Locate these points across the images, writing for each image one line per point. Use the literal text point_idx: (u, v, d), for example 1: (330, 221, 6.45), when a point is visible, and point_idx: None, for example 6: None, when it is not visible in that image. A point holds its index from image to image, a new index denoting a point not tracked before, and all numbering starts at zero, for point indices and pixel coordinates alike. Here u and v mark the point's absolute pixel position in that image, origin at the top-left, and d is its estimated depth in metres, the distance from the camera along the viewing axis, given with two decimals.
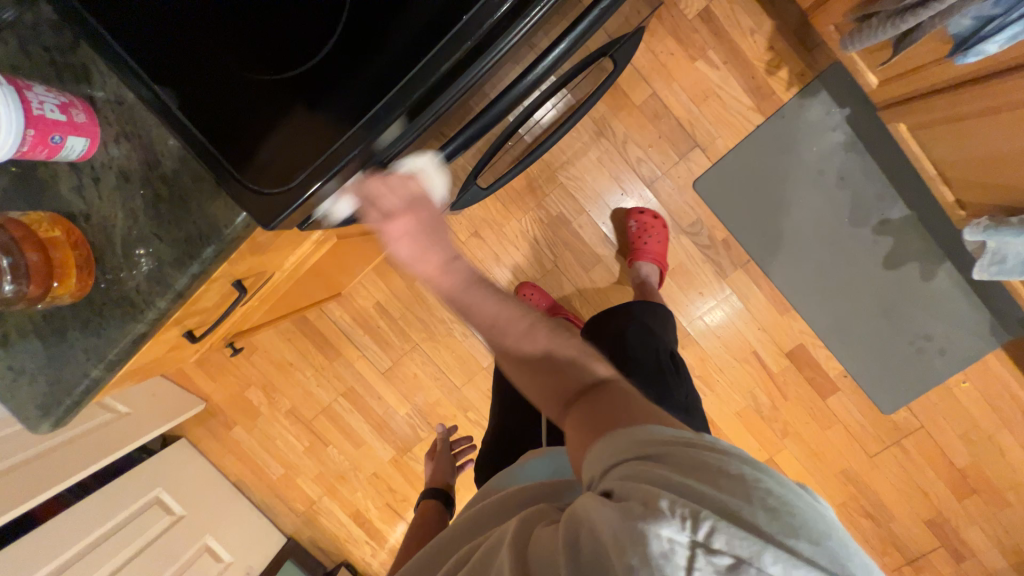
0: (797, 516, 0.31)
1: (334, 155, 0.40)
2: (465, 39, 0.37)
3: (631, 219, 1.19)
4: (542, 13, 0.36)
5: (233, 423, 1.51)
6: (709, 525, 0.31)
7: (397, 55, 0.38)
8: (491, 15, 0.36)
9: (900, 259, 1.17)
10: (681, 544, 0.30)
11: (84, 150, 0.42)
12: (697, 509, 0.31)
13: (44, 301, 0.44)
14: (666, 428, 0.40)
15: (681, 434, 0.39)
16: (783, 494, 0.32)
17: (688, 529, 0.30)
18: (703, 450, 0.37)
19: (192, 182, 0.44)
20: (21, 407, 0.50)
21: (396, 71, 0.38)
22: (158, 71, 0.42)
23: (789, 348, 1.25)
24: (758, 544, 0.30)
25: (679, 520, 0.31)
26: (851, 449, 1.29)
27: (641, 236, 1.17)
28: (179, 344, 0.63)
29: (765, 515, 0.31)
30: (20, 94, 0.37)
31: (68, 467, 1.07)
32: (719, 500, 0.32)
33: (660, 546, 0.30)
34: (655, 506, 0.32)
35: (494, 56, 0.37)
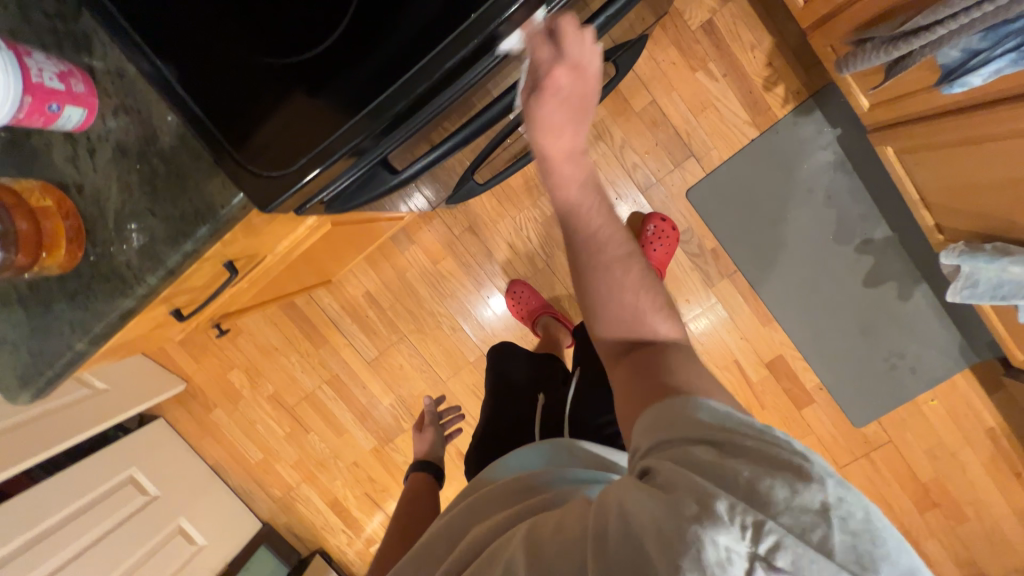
0: (871, 545, 0.32)
1: (335, 144, 0.40)
2: (471, 38, 0.37)
3: (649, 223, 1.19)
4: (550, 15, 0.37)
5: (213, 405, 1.49)
6: (772, 539, 0.32)
7: (402, 47, 0.38)
8: (499, 13, 0.37)
9: (879, 278, 1.21)
10: (740, 553, 0.31)
11: (81, 121, 0.42)
12: (762, 520, 0.32)
13: (32, 271, 0.43)
14: (723, 413, 0.42)
15: (740, 422, 0.40)
16: (864, 517, 0.32)
17: (748, 539, 0.32)
18: (766, 448, 0.37)
19: (190, 160, 0.44)
20: (2, 376, 0.50)
21: (400, 63, 0.38)
22: (161, 46, 0.42)
23: (768, 358, 1.28)
24: (830, 570, 0.31)
25: (739, 529, 0.32)
26: (822, 459, 1.33)
27: (653, 241, 1.17)
28: (166, 323, 0.63)
29: (841, 541, 0.31)
30: (20, 60, 0.36)
31: (40, 442, 1.05)
32: (790, 514, 0.32)
33: (717, 554, 0.31)
34: (714, 510, 0.32)
35: (500, 53, 0.38)
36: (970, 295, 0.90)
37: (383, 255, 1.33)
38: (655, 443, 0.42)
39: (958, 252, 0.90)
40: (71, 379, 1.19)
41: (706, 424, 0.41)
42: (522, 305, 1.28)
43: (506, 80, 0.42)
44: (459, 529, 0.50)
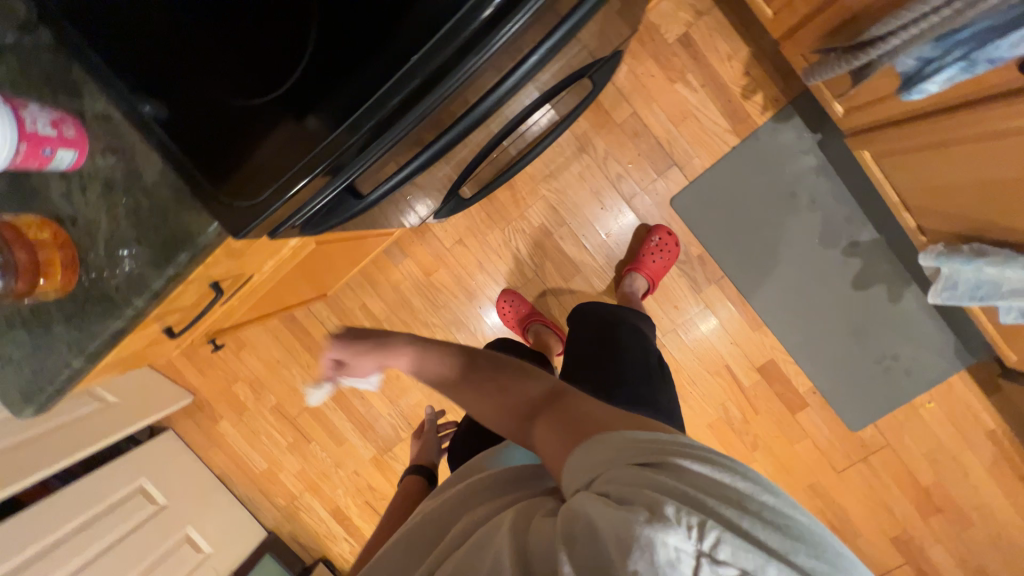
0: (794, 532, 0.36)
1: (300, 174, 0.44)
2: (415, 75, 0.39)
3: (655, 235, 1.23)
4: (492, 53, 0.38)
5: (219, 417, 1.55)
6: (715, 535, 0.34)
7: (353, 87, 0.41)
8: (441, 52, 0.38)
9: (868, 280, 1.20)
10: (688, 552, 0.33)
11: (72, 162, 0.47)
12: (704, 519, 0.35)
13: (31, 296, 0.48)
14: (649, 433, 0.43)
15: (669, 440, 0.42)
16: (781, 509, 0.37)
17: (694, 538, 0.34)
18: (702, 461, 0.39)
19: (170, 194, 0.49)
20: (8, 392, 0.55)
21: (351, 102, 0.41)
22: (142, 92, 0.46)
23: (759, 363, 1.29)
24: (762, 557, 0.34)
25: (686, 529, 0.34)
26: (819, 464, 1.32)
27: (653, 252, 1.21)
28: (161, 341, 0.67)
29: (766, 529, 0.35)
30: (16, 112, 0.41)
31: (56, 453, 1.11)
32: (728, 515, 0.36)
33: (667, 554, 0.33)
34: (663, 514, 0.34)
35: (446, 90, 0.39)
36: (957, 299, 0.90)
37: (378, 269, 1.38)
38: (592, 470, 0.41)
39: (937, 257, 0.90)
40: (84, 393, 1.26)
41: (644, 443, 0.41)
42: (512, 313, 1.31)
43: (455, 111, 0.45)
44: (447, 519, 0.51)
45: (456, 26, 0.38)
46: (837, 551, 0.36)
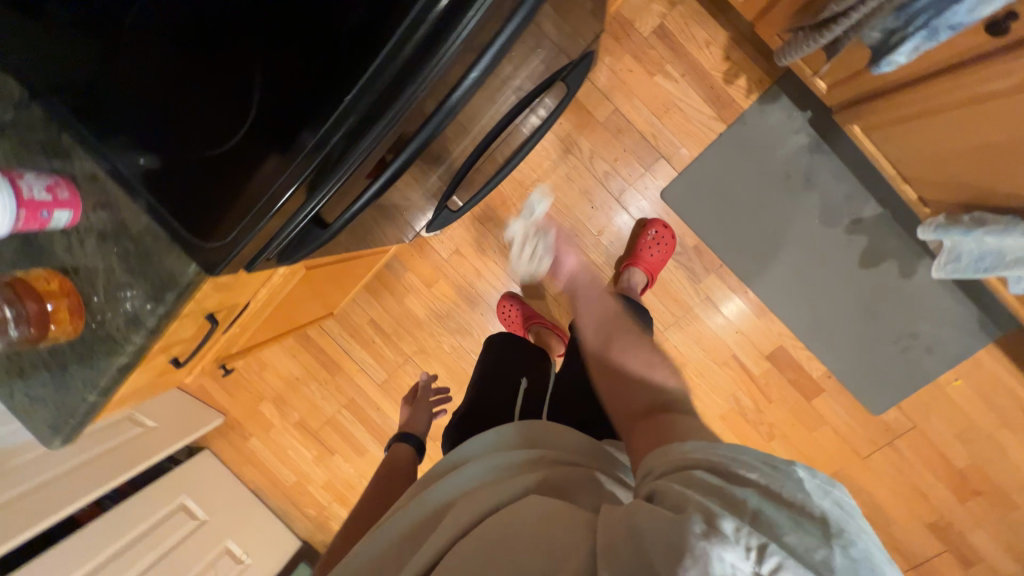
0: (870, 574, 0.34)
1: (265, 207, 0.49)
2: (349, 116, 0.44)
3: (651, 228, 1.21)
4: (411, 96, 0.43)
5: (249, 434, 1.64)
6: (776, 561, 0.34)
7: (292, 132, 0.46)
8: (362, 96, 0.43)
9: (876, 256, 1.16)
10: (744, 570, 0.33)
11: (70, 220, 0.53)
12: (765, 542, 0.35)
13: (46, 340, 0.55)
14: (731, 452, 0.44)
15: (754, 463, 0.42)
16: (860, 546, 0.35)
17: (752, 558, 0.34)
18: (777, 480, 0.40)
19: (153, 240, 0.54)
20: (38, 427, 0.62)
21: (292, 146, 0.46)
22: (121, 152, 0.52)
23: (768, 350, 1.25)
24: None
25: (745, 549, 0.34)
26: (842, 451, 1.27)
27: (651, 246, 1.20)
28: (171, 371, 0.73)
29: (839, 562, 0.34)
30: (14, 184, 0.47)
31: (101, 476, 1.21)
32: (792, 540, 0.36)
33: (723, 568, 0.33)
34: (721, 529, 0.35)
35: (378, 131, 0.45)
36: (955, 272, 0.87)
37: (381, 284, 1.43)
38: (671, 458, 0.47)
39: (935, 230, 0.87)
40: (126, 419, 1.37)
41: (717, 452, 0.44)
42: (512, 318, 1.33)
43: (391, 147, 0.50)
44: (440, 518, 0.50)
45: (384, 65, 0.42)
46: None
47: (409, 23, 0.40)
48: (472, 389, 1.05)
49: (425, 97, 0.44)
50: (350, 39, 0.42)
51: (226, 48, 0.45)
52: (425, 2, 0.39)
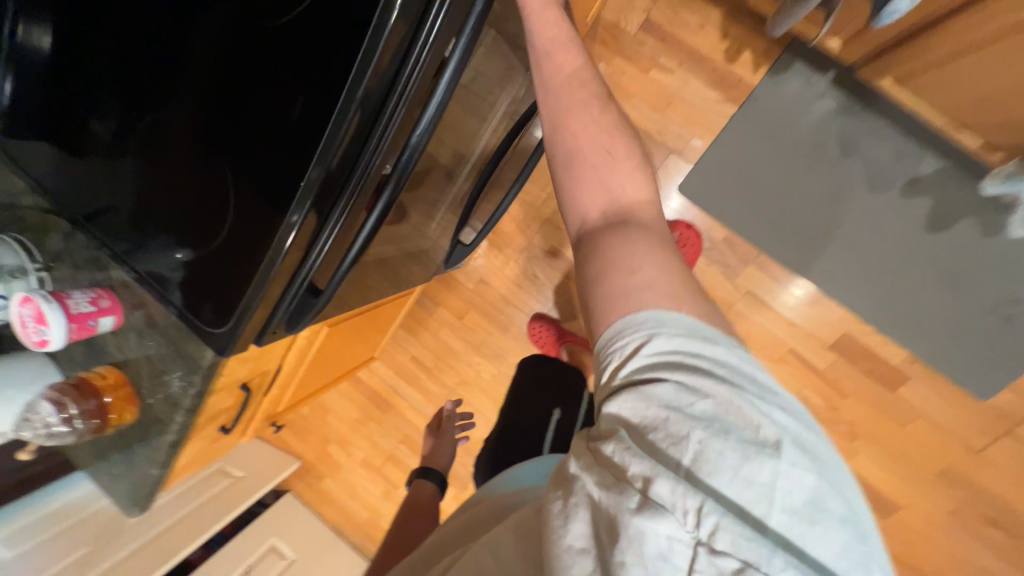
0: (808, 515, 0.35)
1: (258, 287, 0.55)
2: (309, 194, 0.50)
3: (674, 231, 1.12)
4: (364, 167, 0.50)
5: (323, 475, 1.76)
6: (712, 524, 0.33)
7: (270, 219, 0.52)
8: (314, 175, 0.49)
9: (947, 217, 1.00)
10: (683, 540, 0.33)
11: (115, 323, 0.61)
12: (705, 507, 0.34)
13: (109, 428, 0.65)
14: (680, 339, 0.40)
15: (701, 384, 0.39)
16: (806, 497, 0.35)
17: (690, 525, 0.34)
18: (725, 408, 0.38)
19: (178, 331, 0.61)
20: (120, 499, 0.71)
21: (270, 229, 0.53)
22: (145, 259, 0.60)
23: (832, 340, 1.11)
24: (765, 548, 0.33)
25: (685, 520, 0.34)
26: (947, 445, 1.09)
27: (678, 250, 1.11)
28: (222, 437, 0.81)
29: (781, 518, 0.34)
30: (64, 302, 0.57)
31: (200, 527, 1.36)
32: (729, 492, 0.35)
33: (659, 546, 0.33)
34: (659, 501, 0.34)
35: (344, 202, 0.52)
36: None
37: (417, 322, 1.48)
38: (619, 368, 0.41)
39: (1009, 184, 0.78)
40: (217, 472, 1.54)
41: (665, 349, 0.40)
42: (544, 339, 1.31)
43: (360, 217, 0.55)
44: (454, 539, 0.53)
45: (329, 147, 0.48)
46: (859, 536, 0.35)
47: (340, 107, 0.46)
48: (502, 412, 1.04)
49: (378, 162, 0.50)
50: (302, 134, 0.49)
51: (215, 163, 0.53)
52: (351, 87, 0.45)
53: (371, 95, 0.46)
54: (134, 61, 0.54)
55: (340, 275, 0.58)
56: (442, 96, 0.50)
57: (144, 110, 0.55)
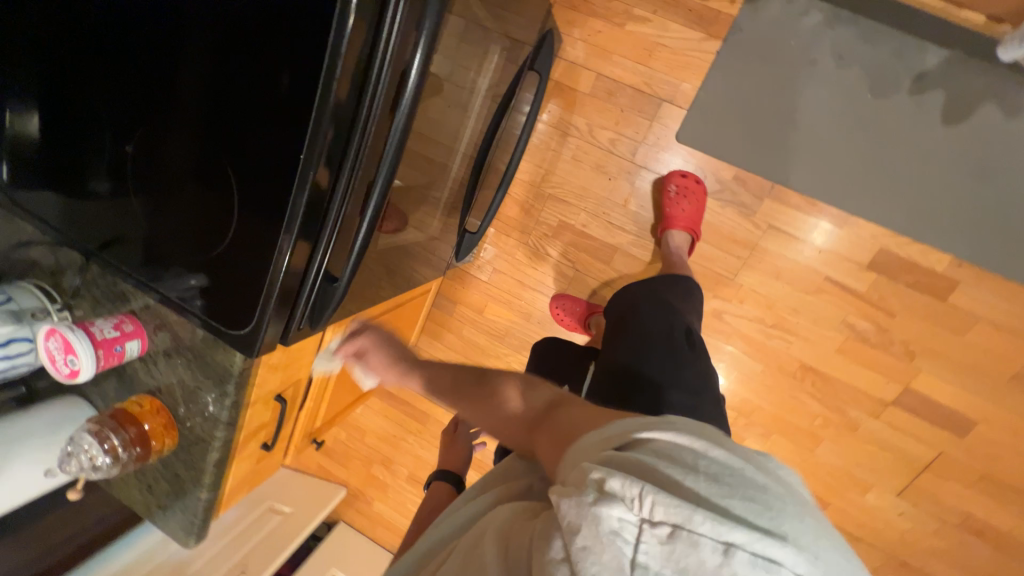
0: (728, 480, 0.37)
1: (269, 293, 0.54)
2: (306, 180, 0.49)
3: (670, 183, 1.12)
4: (355, 153, 0.50)
5: (372, 499, 1.74)
6: (650, 500, 0.36)
7: (275, 211, 0.51)
8: (303, 171, 0.49)
9: (963, 108, 0.95)
10: (631, 522, 0.36)
11: (140, 347, 0.61)
12: (641, 486, 0.36)
13: (154, 454, 0.63)
14: (610, 428, 0.43)
15: (637, 428, 0.42)
16: (726, 465, 0.38)
17: (635, 508, 0.36)
18: (653, 428, 0.41)
19: (204, 343, 0.60)
20: (176, 532, 0.70)
21: (277, 221, 0.52)
22: (161, 277, 0.59)
23: (868, 258, 1.06)
24: (689, 509, 0.35)
25: (627, 500, 0.36)
26: (1013, 345, 1.02)
27: (677, 200, 1.09)
28: (265, 456, 0.79)
29: (705, 487, 0.37)
30: (88, 329, 0.57)
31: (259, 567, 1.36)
32: (664, 474, 0.37)
33: (610, 525, 0.35)
34: (606, 489, 0.37)
35: (341, 194, 0.52)
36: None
37: (438, 325, 1.46)
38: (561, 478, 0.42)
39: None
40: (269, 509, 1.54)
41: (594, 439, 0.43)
42: (568, 317, 1.28)
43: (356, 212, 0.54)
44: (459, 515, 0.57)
45: (319, 138, 0.47)
46: (781, 496, 0.37)
47: (321, 87, 0.46)
48: None
49: (371, 144, 0.50)
50: (290, 122, 0.48)
51: (213, 161, 0.53)
52: (329, 63, 0.45)
53: (345, 73, 0.45)
54: (120, 80, 0.54)
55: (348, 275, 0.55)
56: (420, 84, 0.48)
57: (136, 128, 0.55)
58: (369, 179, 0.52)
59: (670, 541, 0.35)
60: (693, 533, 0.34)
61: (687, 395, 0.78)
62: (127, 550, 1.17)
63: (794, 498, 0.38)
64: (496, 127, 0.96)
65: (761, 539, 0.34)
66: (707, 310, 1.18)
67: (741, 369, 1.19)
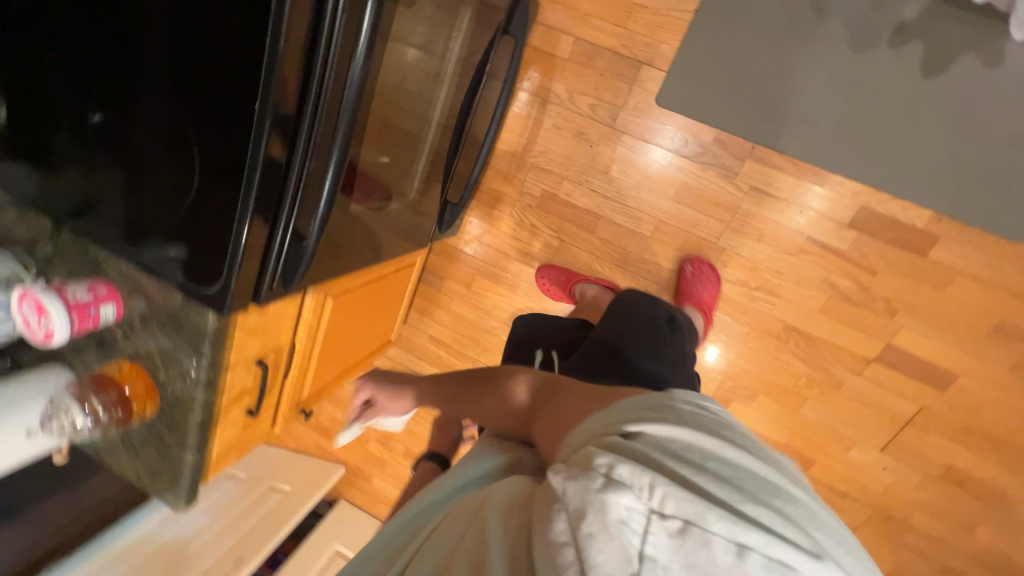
0: (740, 484, 0.38)
1: (232, 253, 0.55)
2: (261, 139, 0.49)
3: (686, 264, 1.17)
4: (309, 110, 0.50)
5: (370, 476, 1.77)
6: (662, 492, 0.36)
7: (233, 168, 0.51)
8: (257, 130, 0.49)
9: (942, 59, 0.94)
10: (640, 511, 0.35)
11: (116, 312, 0.61)
12: (653, 477, 0.36)
13: (136, 417, 0.66)
14: (602, 411, 0.47)
15: (635, 412, 0.44)
16: (736, 468, 0.39)
17: (645, 497, 0.36)
18: (649, 418, 0.43)
19: (176, 306, 0.61)
20: (165, 496, 0.72)
21: (237, 178, 0.52)
22: (130, 242, 0.60)
23: (850, 216, 1.07)
24: (702, 506, 0.35)
25: (638, 489, 0.36)
26: (993, 298, 1.03)
27: (693, 281, 1.14)
28: (251, 424, 0.80)
29: (718, 489, 0.37)
30: (61, 292, 0.57)
31: (255, 543, 1.43)
32: (676, 471, 0.38)
33: (618, 513, 0.35)
34: (617, 476, 0.37)
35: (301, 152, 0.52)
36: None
37: (427, 301, 1.47)
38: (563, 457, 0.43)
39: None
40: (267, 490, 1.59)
41: (598, 424, 0.45)
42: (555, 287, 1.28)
43: (320, 168, 0.54)
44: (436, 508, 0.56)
45: (274, 92, 0.47)
46: (791, 501, 0.38)
47: (270, 43, 0.45)
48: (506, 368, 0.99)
49: (327, 100, 0.50)
50: (241, 75, 0.47)
51: (169, 120, 0.52)
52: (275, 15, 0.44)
53: (296, 24, 0.45)
54: (73, 41, 0.53)
55: (315, 228, 0.56)
56: (376, 33, 0.49)
57: (93, 90, 0.55)
58: (331, 135, 0.53)
59: (681, 537, 0.34)
60: (706, 531, 0.34)
61: (661, 365, 0.80)
62: (133, 530, 1.22)
63: (811, 509, 0.38)
64: (471, 93, 0.96)
65: (784, 549, 0.34)
66: None
67: (725, 333, 1.20)
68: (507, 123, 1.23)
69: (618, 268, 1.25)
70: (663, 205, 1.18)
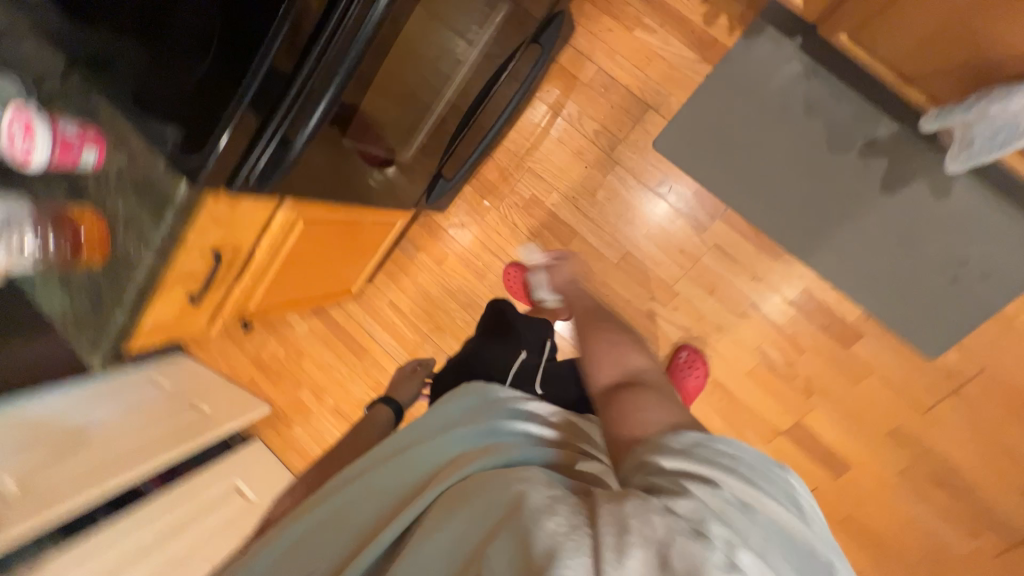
0: None
1: (221, 131, 0.60)
2: (277, 39, 0.55)
3: (682, 349, 1.23)
4: (328, 28, 0.56)
5: (293, 423, 1.78)
6: None
7: (241, 57, 0.57)
8: (275, 30, 0.54)
9: (901, 179, 1.04)
10: None
11: (96, 160, 0.65)
12: None
13: (82, 262, 0.68)
14: (697, 438, 0.49)
15: (742, 475, 0.45)
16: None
17: None
18: (760, 494, 0.44)
19: (153, 170, 0.65)
20: (84, 350, 0.74)
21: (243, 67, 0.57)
22: (128, 100, 0.64)
23: (792, 295, 1.16)
24: None
25: None
26: (896, 404, 1.12)
27: (686, 367, 1.20)
28: (189, 311, 0.84)
29: None
30: (55, 125, 0.62)
31: (133, 465, 1.30)
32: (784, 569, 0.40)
33: None
34: (736, 559, 0.38)
35: (311, 62, 0.58)
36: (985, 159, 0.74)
37: (398, 267, 1.52)
38: (667, 492, 0.43)
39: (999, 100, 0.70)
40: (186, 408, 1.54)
41: (700, 466, 0.45)
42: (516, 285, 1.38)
43: (322, 82, 0.60)
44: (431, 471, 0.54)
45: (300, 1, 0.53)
46: None
47: None
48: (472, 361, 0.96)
49: (345, 24, 0.56)
50: None
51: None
52: None
53: None
54: None
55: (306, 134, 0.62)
56: None
57: None
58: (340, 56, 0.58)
59: None
60: None
61: None
62: (34, 406, 1.27)
63: None
64: (487, 83, 1.04)
65: None
66: (642, 310, 1.28)
67: None
68: (517, 124, 1.31)
69: (579, 284, 1.32)
70: (634, 239, 1.26)
